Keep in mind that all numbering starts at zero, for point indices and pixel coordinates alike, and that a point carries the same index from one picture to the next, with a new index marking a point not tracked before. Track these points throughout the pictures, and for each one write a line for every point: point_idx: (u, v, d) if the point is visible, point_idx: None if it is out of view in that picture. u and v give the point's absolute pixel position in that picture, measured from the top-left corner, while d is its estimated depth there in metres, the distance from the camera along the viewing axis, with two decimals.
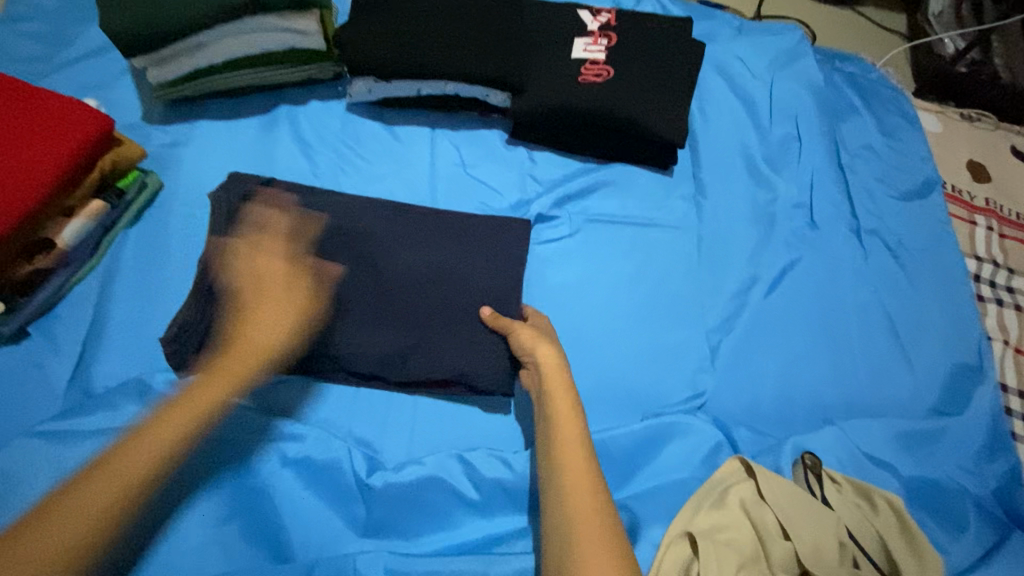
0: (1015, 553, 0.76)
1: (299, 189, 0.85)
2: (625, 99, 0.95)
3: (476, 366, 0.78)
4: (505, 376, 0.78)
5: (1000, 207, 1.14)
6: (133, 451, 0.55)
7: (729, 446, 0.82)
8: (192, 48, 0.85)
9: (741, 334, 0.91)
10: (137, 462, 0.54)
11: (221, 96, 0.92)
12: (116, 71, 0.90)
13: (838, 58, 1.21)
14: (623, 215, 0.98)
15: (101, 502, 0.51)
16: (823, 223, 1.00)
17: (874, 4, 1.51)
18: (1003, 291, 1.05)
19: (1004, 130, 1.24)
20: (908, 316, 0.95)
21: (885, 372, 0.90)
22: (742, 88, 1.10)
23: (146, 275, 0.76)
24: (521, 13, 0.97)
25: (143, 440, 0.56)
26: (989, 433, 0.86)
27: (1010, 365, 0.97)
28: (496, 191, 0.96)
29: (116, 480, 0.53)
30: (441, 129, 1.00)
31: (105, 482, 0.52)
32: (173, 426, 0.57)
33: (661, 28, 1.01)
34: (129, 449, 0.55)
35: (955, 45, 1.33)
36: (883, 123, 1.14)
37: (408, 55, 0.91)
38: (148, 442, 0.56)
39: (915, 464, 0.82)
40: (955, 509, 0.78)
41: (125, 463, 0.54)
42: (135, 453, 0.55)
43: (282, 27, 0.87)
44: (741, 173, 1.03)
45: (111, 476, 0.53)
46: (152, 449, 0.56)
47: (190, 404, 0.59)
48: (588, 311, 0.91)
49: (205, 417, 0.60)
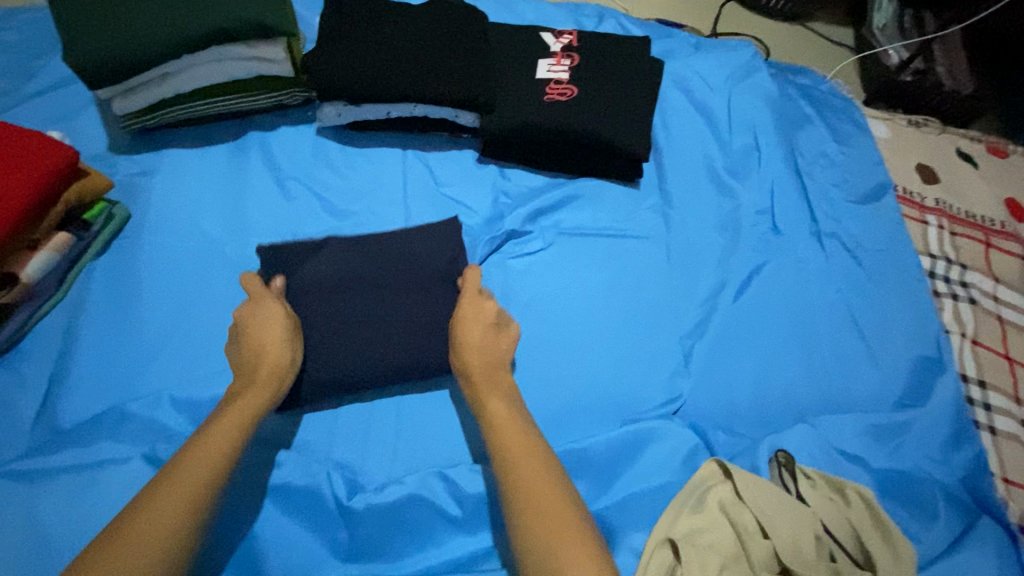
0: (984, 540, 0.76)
1: (265, 217, 0.87)
2: (591, 117, 0.96)
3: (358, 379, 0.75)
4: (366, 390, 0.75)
5: (948, 206, 1.13)
6: (174, 484, 0.53)
7: (706, 450, 0.77)
8: (156, 78, 0.84)
9: (713, 339, 0.90)
10: (180, 494, 0.52)
11: (187, 124, 0.93)
12: (82, 100, 0.93)
13: (791, 72, 1.26)
14: (594, 227, 0.98)
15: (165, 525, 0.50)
16: (787, 230, 1.03)
17: (823, 19, 1.60)
18: (957, 286, 1.04)
19: (950, 134, 1.25)
20: (869, 317, 0.97)
21: (855, 373, 0.90)
22: (701, 101, 1.13)
23: (114, 305, 0.77)
24: (487, 39, 0.98)
25: (183, 473, 0.54)
26: (952, 423, 0.87)
27: (969, 356, 0.98)
28: (469, 209, 0.96)
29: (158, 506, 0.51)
30: (412, 149, 0.99)
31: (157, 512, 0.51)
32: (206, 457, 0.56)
33: (621, 50, 1.04)
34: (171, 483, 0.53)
35: (900, 55, 1.42)
36: (838, 131, 1.18)
37: (378, 78, 0.90)
38: (173, 479, 0.54)
39: (885, 457, 0.82)
40: (924, 498, 0.78)
41: (169, 496, 0.52)
42: (171, 489, 0.53)
43: (248, 55, 0.86)
44: (704, 183, 1.05)
45: (179, 495, 0.52)
46: (199, 476, 0.55)
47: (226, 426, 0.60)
48: (564, 324, 0.88)
49: (244, 430, 0.61)
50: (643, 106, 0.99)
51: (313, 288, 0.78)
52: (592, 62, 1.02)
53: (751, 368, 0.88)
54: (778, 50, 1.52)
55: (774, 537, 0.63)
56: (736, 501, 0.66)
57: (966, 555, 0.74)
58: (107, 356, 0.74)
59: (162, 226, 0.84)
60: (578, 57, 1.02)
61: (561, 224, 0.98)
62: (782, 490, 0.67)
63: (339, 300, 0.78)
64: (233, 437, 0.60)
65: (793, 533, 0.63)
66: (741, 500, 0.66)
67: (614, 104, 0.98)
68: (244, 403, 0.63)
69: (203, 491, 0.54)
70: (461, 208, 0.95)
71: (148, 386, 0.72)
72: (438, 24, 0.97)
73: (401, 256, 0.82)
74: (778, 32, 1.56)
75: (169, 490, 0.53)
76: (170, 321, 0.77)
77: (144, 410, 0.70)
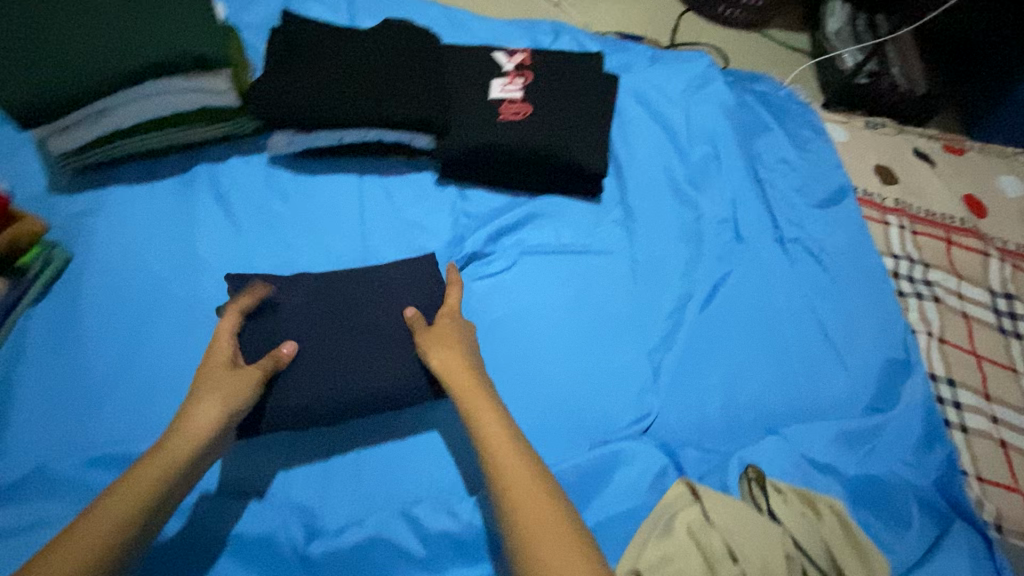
0: (959, 544, 0.75)
1: (216, 252, 0.85)
2: (546, 134, 0.95)
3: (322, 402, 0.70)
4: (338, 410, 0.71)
5: (908, 205, 1.14)
6: (111, 502, 0.51)
7: (675, 469, 0.75)
8: (94, 115, 0.82)
9: (681, 352, 0.89)
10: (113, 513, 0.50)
11: (133, 160, 0.90)
12: (21, 140, 0.89)
13: (748, 79, 1.27)
14: (557, 245, 0.97)
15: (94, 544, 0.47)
16: (749, 237, 1.03)
17: (779, 26, 1.63)
18: (921, 285, 1.05)
19: (906, 134, 1.26)
20: (835, 321, 0.97)
21: (824, 379, 0.90)
22: (659, 112, 1.14)
23: (54, 352, 0.74)
24: (439, 61, 0.97)
25: (118, 490, 0.52)
26: (924, 423, 0.87)
27: (936, 355, 0.98)
28: (429, 233, 0.94)
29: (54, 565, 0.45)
30: (369, 174, 0.97)
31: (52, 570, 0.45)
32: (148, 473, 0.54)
33: (574, 66, 1.04)
34: (105, 501, 0.51)
35: (855, 59, 1.44)
36: (796, 136, 1.18)
37: (326, 105, 0.88)
38: (78, 532, 0.48)
39: (857, 464, 0.81)
40: (897, 504, 0.77)
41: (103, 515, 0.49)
42: (75, 545, 0.47)
43: (189, 88, 0.84)
44: (666, 194, 1.05)
45: (78, 554, 0.47)
46: (117, 519, 0.50)
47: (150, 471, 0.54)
48: (529, 345, 0.86)
49: (184, 462, 0.56)
50: (599, 121, 0.99)
51: (279, 314, 0.74)
52: (547, 79, 1.01)
53: (720, 380, 0.87)
54: (737, 57, 1.54)
55: (743, 560, 0.61)
56: (704, 523, 0.65)
57: (942, 561, 0.73)
58: (45, 406, 0.70)
59: (106, 267, 0.81)
60: (533, 75, 1.01)
61: (523, 242, 0.96)
62: (750, 509, 0.66)
63: (304, 327, 0.74)
64: (182, 454, 0.56)
65: (765, 556, 0.61)
66: (709, 522, 0.64)
67: (570, 120, 0.97)
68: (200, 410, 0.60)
69: (141, 514, 0.51)
70: (421, 231, 0.94)
71: (91, 437, 0.69)
72: (388, 48, 0.95)
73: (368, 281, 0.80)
74: (736, 40, 1.58)
75: (73, 546, 0.47)
76: (113, 367, 0.74)
77: (85, 464, 0.66)
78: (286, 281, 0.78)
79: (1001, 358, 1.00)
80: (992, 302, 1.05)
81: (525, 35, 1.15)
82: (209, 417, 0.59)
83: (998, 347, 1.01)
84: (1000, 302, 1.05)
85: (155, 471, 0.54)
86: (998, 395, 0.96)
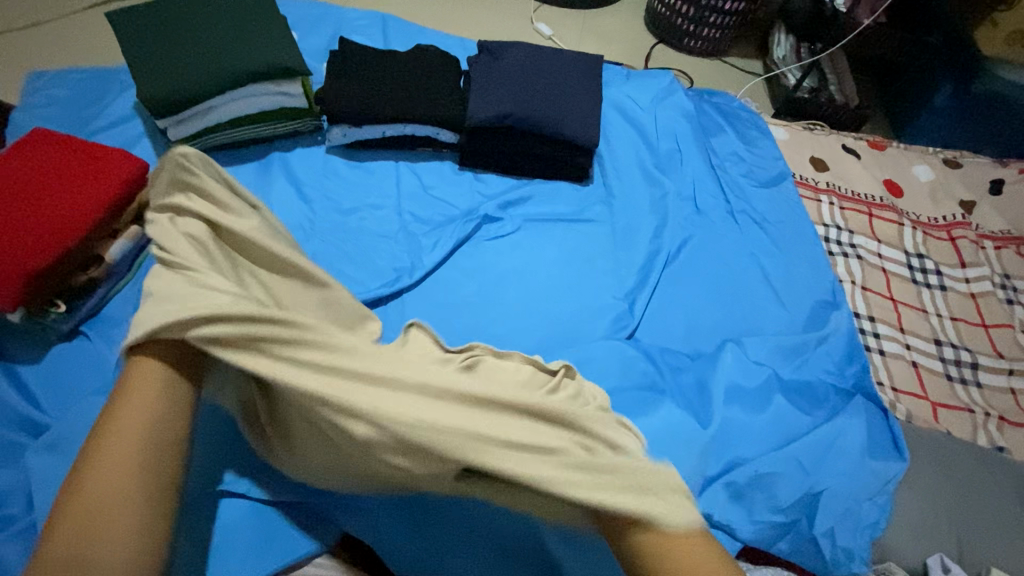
0: (871, 415, 0.95)
1: (285, 215, 1.08)
2: (549, 116, 1.15)
3: (522, 168, 1.23)
4: (567, 171, 1.23)
5: (838, 188, 1.40)
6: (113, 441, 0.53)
7: (645, 361, 0.92)
8: (202, 112, 1.08)
9: (654, 289, 1.10)
10: (127, 450, 0.53)
11: (225, 148, 1.17)
12: (138, 133, 1.18)
13: (707, 93, 1.54)
14: (552, 214, 1.19)
15: (126, 473, 0.51)
16: (707, 209, 1.26)
17: (737, 53, 1.89)
18: (847, 247, 1.29)
19: (837, 135, 1.51)
20: (779, 274, 1.17)
21: (767, 313, 1.10)
22: (633, 117, 1.40)
23: None
24: (456, 74, 1.22)
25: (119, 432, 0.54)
26: (848, 343, 1.06)
27: (858, 297, 1.21)
28: (452, 205, 1.17)
29: (113, 478, 0.51)
30: (404, 162, 1.22)
31: (158, 360, 0.60)
32: (145, 396, 0.57)
33: (564, 64, 1.25)
34: (112, 443, 0.53)
35: (794, 76, 1.69)
36: (745, 136, 1.44)
37: (370, 105, 1.12)
38: (115, 427, 0.54)
39: (792, 370, 0.99)
40: (819, 394, 0.95)
41: (111, 448, 0.53)
42: (115, 442, 0.53)
43: (275, 92, 1.12)
44: (639, 177, 1.29)
45: (152, 382, 0.58)
46: (124, 488, 0.51)
47: (157, 361, 0.60)
48: (533, 285, 1.07)
49: (173, 412, 0.58)
50: (589, 107, 1.19)
51: (485, 79, 1.20)
52: (542, 71, 1.22)
53: (685, 314, 1.08)
54: (701, 76, 1.80)
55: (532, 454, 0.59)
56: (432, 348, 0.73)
57: (864, 431, 0.91)
58: None
59: None
60: (527, 67, 1.22)
61: (528, 212, 1.19)
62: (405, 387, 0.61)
63: (499, 88, 1.17)
64: (148, 425, 0.55)
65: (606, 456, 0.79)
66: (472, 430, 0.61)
67: (568, 106, 1.18)
68: (145, 389, 0.57)
69: (151, 466, 0.53)
70: (445, 204, 1.17)
71: None
72: (418, 63, 1.20)
73: (540, 70, 1.22)
74: (699, 64, 1.84)
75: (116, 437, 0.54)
76: None
77: None
78: (498, 70, 1.21)
79: (912, 301, 1.23)
80: (906, 260, 1.29)
81: (533, 46, 1.28)
82: (151, 398, 0.57)
83: (911, 294, 1.24)
84: (913, 261, 1.29)
85: (145, 415, 0.55)
86: (910, 328, 1.19)
